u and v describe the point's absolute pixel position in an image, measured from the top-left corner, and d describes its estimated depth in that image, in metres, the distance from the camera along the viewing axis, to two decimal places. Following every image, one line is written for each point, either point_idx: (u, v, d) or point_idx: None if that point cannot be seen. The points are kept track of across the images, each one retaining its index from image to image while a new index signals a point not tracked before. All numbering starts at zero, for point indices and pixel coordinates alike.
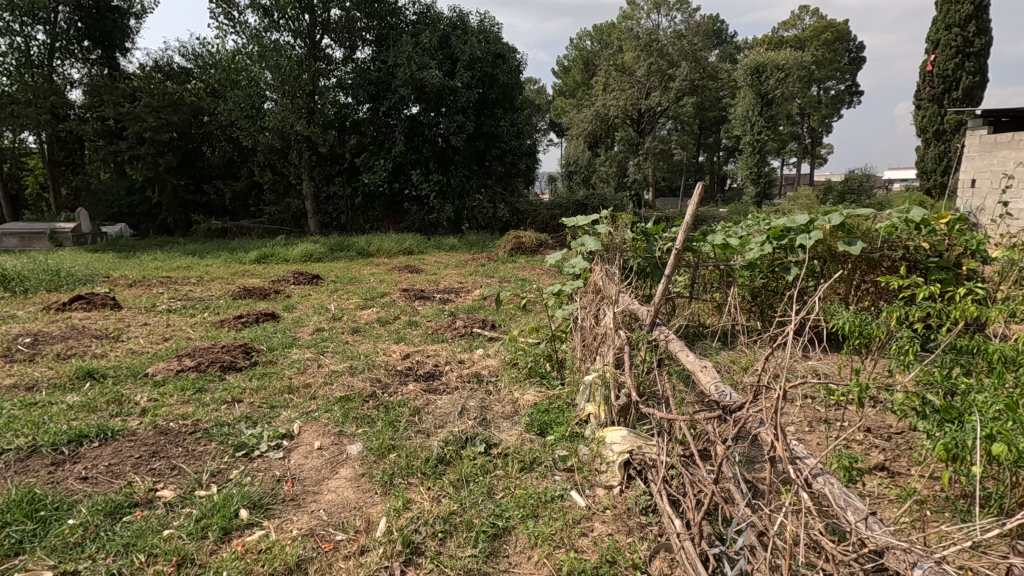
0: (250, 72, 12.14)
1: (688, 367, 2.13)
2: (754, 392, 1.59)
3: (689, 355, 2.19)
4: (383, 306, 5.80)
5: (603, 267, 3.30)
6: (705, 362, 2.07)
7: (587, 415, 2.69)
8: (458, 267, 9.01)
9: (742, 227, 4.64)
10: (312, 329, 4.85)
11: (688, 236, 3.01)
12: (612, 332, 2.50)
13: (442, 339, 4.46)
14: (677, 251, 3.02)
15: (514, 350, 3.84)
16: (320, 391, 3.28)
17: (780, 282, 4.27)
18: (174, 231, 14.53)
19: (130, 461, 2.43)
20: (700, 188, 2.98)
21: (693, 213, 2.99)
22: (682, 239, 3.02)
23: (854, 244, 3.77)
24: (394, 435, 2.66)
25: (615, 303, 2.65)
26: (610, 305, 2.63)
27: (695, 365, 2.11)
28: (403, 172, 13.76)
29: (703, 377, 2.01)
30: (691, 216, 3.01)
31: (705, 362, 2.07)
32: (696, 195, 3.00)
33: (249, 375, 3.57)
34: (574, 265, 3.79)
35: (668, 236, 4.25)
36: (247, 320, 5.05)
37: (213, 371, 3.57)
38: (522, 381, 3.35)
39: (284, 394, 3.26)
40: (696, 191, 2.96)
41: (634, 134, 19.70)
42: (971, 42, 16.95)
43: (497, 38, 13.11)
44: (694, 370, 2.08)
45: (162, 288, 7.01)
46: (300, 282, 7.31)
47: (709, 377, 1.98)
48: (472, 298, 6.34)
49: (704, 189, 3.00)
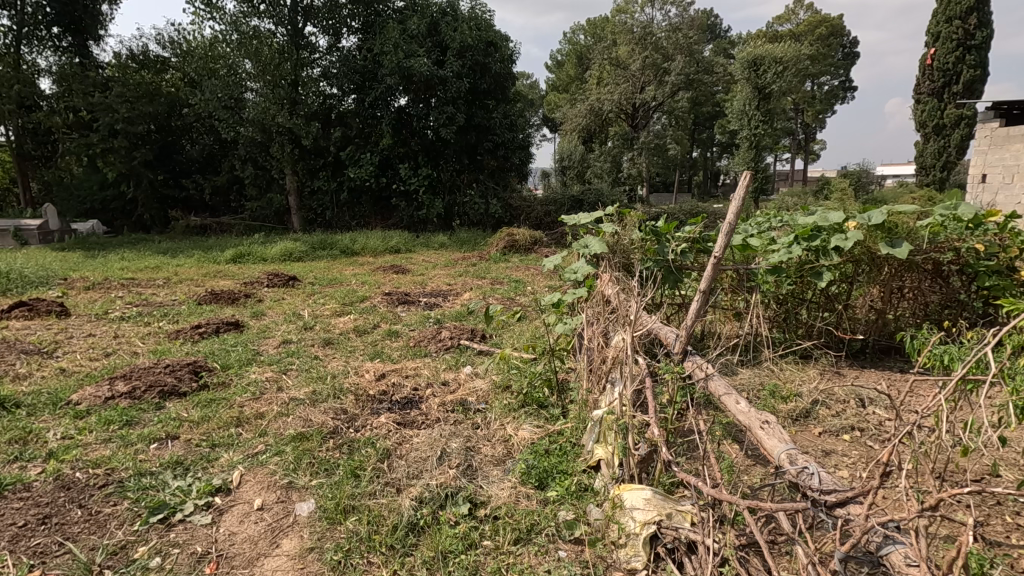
0: (227, 60, 11.43)
1: (741, 420, 1.59)
2: (870, 489, 1.07)
3: (740, 403, 1.65)
4: (362, 313, 5.26)
5: (615, 275, 2.78)
6: (767, 416, 1.53)
7: (597, 461, 2.17)
8: (446, 266, 8.46)
9: (758, 225, 4.15)
10: (278, 341, 4.28)
11: (727, 243, 2.49)
12: (631, 366, 1.98)
13: (424, 354, 3.92)
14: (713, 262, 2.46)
15: (506, 371, 3.29)
16: (272, 425, 2.72)
17: (808, 289, 3.75)
18: (151, 228, 13.88)
19: (9, 533, 1.88)
20: (746, 181, 2.48)
21: (735, 216, 2.49)
22: (720, 243, 2.50)
23: (897, 246, 3.27)
24: (354, 490, 2.12)
25: (638, 321, 2.10)
26: (631, 325, 2.09)
27: (751, 419, 1.57)
28: (391, 166, 13.21)
29: (764, 438, 1.47)
30: (732, 217, 2.51)
31: (767, 417, 1.54)
32: (741, 191, 2.50)
33: (192, 403, 3.00)
34: (575, 270, 3.30)
35: (681, 235, 3.73)
36: (205, 331, 4.46)
37: (150, 399, 3.00)
38: (516, 412, 2.80)
39: (230, 429, 2.71)
40: (743, 181, 2.45)
41: (628, 129, 19.21)
42: (972, 34, 16.49)
43: (489, 25, 12.51)
44: (751, 426, 1.55)
45: (122, 291, 6.40)
46: (274, 284, 6.73)
47: (775, 440, 1.45)
48: (460, 302, 5.82)
49: (754, 181, 2.49)
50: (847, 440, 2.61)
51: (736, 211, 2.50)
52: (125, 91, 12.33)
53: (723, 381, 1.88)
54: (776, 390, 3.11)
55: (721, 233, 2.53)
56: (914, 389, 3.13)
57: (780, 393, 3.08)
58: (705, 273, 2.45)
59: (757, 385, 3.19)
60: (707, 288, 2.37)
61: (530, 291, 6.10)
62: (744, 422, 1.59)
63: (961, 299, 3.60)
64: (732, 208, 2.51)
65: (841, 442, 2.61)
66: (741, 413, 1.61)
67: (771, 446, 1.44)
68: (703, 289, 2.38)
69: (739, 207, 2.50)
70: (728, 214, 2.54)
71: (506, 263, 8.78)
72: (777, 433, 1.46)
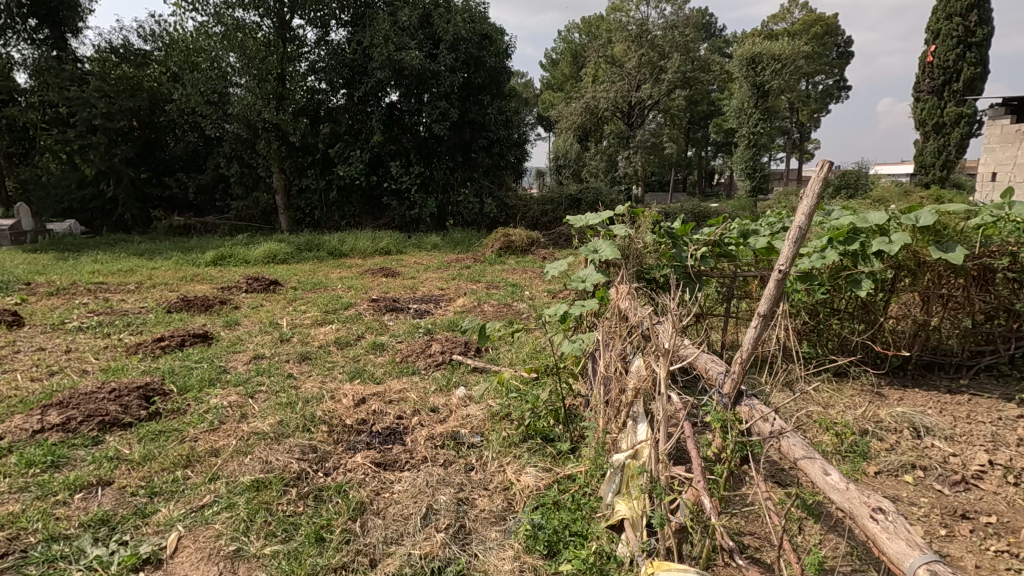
0: (210, 53, 10.92)
1: (838, 503, 1.20)
2: None
3: (829, 474, 1.25)
4: (345, 323, 4.80)
5: (632, 285, 2.37)
6: (879, 503, 1.15)
7: (619, 520, 1.75)
8: (439, 269, 8.02)
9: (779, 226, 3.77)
10: (248, 357, 3.81)
11: (793, 255, 1.95)
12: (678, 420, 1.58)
13: (412, 371, 3.50)
14: (774, 281, 1.97)
15: (505, 394, 2.88)
16: (226, 467, 2.27)
17: (843, 299, 3.32)
18: (133, 229, 13.34)
19: None
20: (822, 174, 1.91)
21: (807, 221, 1.93)
22: (784, 255, 1.97)
23: (949, 251, 2.86)
24: (317, 561, 1.70)
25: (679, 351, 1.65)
26: (672, 358, 1.64)
27: (854, 504, 1.18)
28: (381, 164, 12.74)
29: (882, 537, 1.07)
30: (803, 221, 1.95)
31: (879, 504, 1.15)
32: (816, 187, 1.92)
33: (134, 439, 2.54)
34: (583, 277, 2.87)
35: (699, 239, 3.34)
36: (168, 344, 3.99)
37: (87, 433, 2.56)
38: (518, 446, 2.40)
39: (175, 472, 2.27)
40: (821, 176, 1.88)
41: (624, 127, 18.80)
42: (972, 32, 16.22)
43: (483, 18, 12.07)
44: (856, 515, 1.17)
45: (87, 298, 5.92)
46: (252, 289, 6.28)
47: (902, 544, 1.06)
48: (453, 310, 5.38)
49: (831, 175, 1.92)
50: (908, 481, 2.21)
51: (808, 215, 1.94)
52: (103, 85, 11.80)
53: (798, 439, 1.46)
54: (818, 415, 2.71)
55: (786, 243, 2.00)
56: (974, 420, 2.72)
57: (823, 419, 2.68)
58: (764, 292, 1.96)
59: (797, 410, 2.79)
60: (766, 314, 1.88)
61: (527, 298, 5.68)
62: (842, 506, 1.20)
63: (1012, 309, 3.20)
64: (803, 209, 1.95)
65: (903, 486, 2.20)
66: (837, 495, 1.21)
67: (897, 555, 1.04)
68: (761, 314, 1.89)
69: (813, 210, 1.93)
70: (796, 216, 1.98)
71: (500, 265, 8.34)
72: (903, 533, 1.07)
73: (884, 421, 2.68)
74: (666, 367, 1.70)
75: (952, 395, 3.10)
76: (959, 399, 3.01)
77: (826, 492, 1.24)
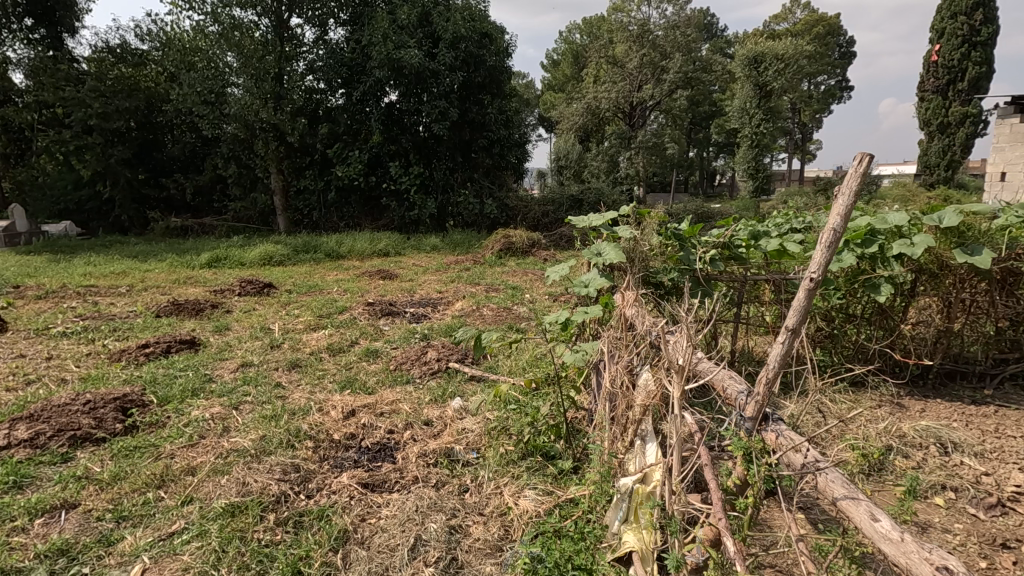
0: (206, 52, 10.77)
1: (892, 556, 1.03)
2: None
3: (879, 521, 1.08)
4: (338, 328, 4.63)
5: (639, 293, 2.20)
6: (944, 558, 0.97)
7: (628, 553, 1.58)
8: (438, 271, 7.85)
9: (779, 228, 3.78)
10: (235, 365, 3.64)
11: (827, 260, 1.75)
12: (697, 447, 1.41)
13: (407, 380, 3.32)
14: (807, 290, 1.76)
15: (503, 405, 2.73)
16: (201, 488, 2.10)
17: (860, 303, 3.15)
18: (129, 230, 13.19)
19: None
20: (861, 167, 1.69)
21: (844, 221, 1.73)
22: (816, 260, 1.76)
23: (975, 254, 2.69)
24: None
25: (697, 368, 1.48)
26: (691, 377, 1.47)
27: (912, 558, 1.01)
28: (381, 165, 12.58)
29: None
30: (838, 222, 1.75)
31: (945, 557, 0.98)
32: (854, 182, 1.71)
33: (107, 455, 2.38)
34: (586, 282, 2.71)
35: (707, 242, 3.19)
36: (153, 351, 3.83)
37: (57, 449, 2.40)
38: (516, 465, 2.24)
39: (146, 493, 2.10)
40: (861, 169, 1.66)
41: (625, 128, 18.62)
42: (977, 30, 16.03)
43: (483, 16, 11.92)
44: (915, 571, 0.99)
45: (76, 302, 5.75)
46: (246, 292, 6.12)
47: None
48: (451, 314, 5.20)
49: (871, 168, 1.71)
50: (940, 505, 2.04)
51: (844, 216, 1.73)
52: (99, 85, 11.67)
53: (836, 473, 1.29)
54: (838, 430, 2.52)
55: (818, 247, 1.80)
56: (1004, 434, 2.55)
57: (844, 434, 2.49)
58: (794, 303, 1.75)
59: (818, 424, 2.60)
60: (794, 327, 1.69)
61: (527, 303, 5.50)
62: (895, 560, 1.03)
63: None
64: (839, 209, 1.74)
65: (935, 511, 2.03)
66: (890, 546, 1.04)
67: None
68: (789, 328, 1.70)
69: (849, 210, 1.73)
70: (830, 216, 1.78)
71: (501, 267, 8.18)
72: None
73: (909, 436, 2.50)
74: (682, 386, 1.52)
75: (977, 406, 2.93)
76: (986, 411, 2.83)
77: (876, 542, 1.07)
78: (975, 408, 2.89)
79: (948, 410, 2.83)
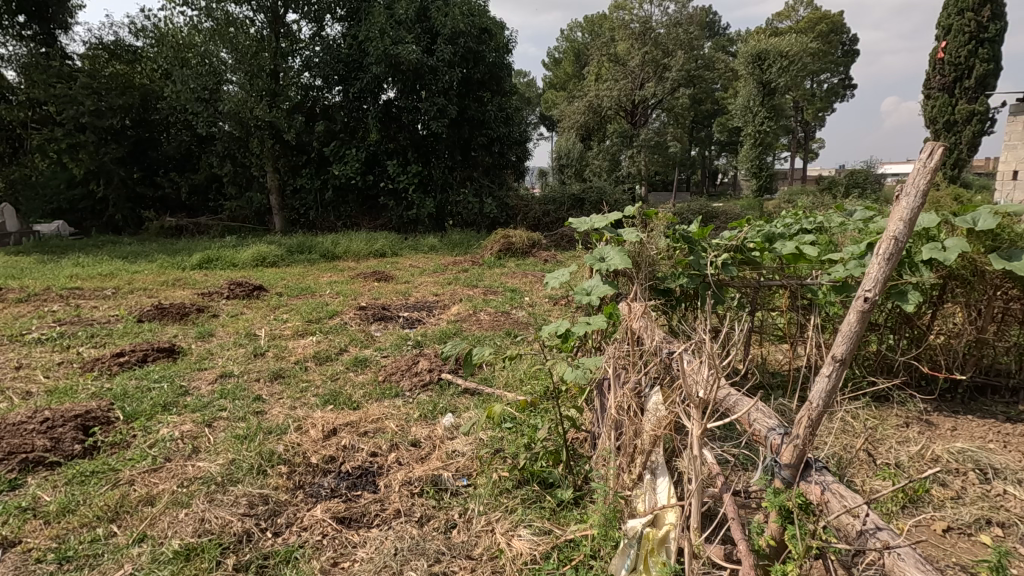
0: (200, 48, 10.56)
1: None
2: None
3: None
4: (327, 334, 4.40)
5: (647, 305, 1.98)
6: None
7: None
8: (435, 272, 7.63)
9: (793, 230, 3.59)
10: (214, 376, 3.41)
11: (885, 275, 1.46)
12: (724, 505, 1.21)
13: (396, 394, 3.09)
14: (861, 311, 1.46)
15: (498, 425, 2.50)
16: (158, 524, 1.87)
17: (882, 311, 2.92)
18: (123, 230, 12.97)
19: None
20: (930, 163, 1.43)
21: (908, 227, 1.44)
22: (873, 274, 1.47)
23: (1015, 258, 2.44)
24: None
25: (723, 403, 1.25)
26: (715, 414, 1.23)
27: None
28: (378, 163, 12.35)
29: None
30: (901, 227, 1.46)
31: None
32: (922, 182, 1.44)
33: (60, 481, 2.15)
34: (588, 290, 2.48)
35: (716, 245, 2.96)
36: (127, 360, 3.61)
37: (7, 474, 2.18)
38: (512, 497, 2.01)
39: (96, 529, 1.88)
40: (932, 164, 1.40)
41: (627, 126, 18.36)
42: (985, 27, 15.71)
43: (482, 11, 11.69)
44: None
45: (57, 305, 5.53)
46: (235, 295, 5.90)
47: None
48: (446, 319, 4.97)
49: (942, 165, 1.44)
50: (986, 543, 1.81)
51: (909, 220, 1.45)
52: (92, 82, 11.46)
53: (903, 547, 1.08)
54: (865, 454, 2.30)
55: (876, 257, 1.50)
56: None
57: (873, 460, 2.25)
58: (845, 326, 1.46)
59: (841, 446, 2.37)
60: (843, 356, 1.42)
61: (526, 308, 5.27)
62: None
63: None
64: (902, 212, 1.47)
65: (980, 551, 1.79)
66: None
67: None
68: (836, 357, 1.42)
69: (915, 214, 1.45)
70: (891, 220, 1.49)
71: (500, 268, 7.95)
72: None
73: (944, 462, 2.28)
74: (703, 423, 1.28)
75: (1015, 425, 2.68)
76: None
77: None
78: (1013, 427, 2.65)
79: (983, 430, 2.60)
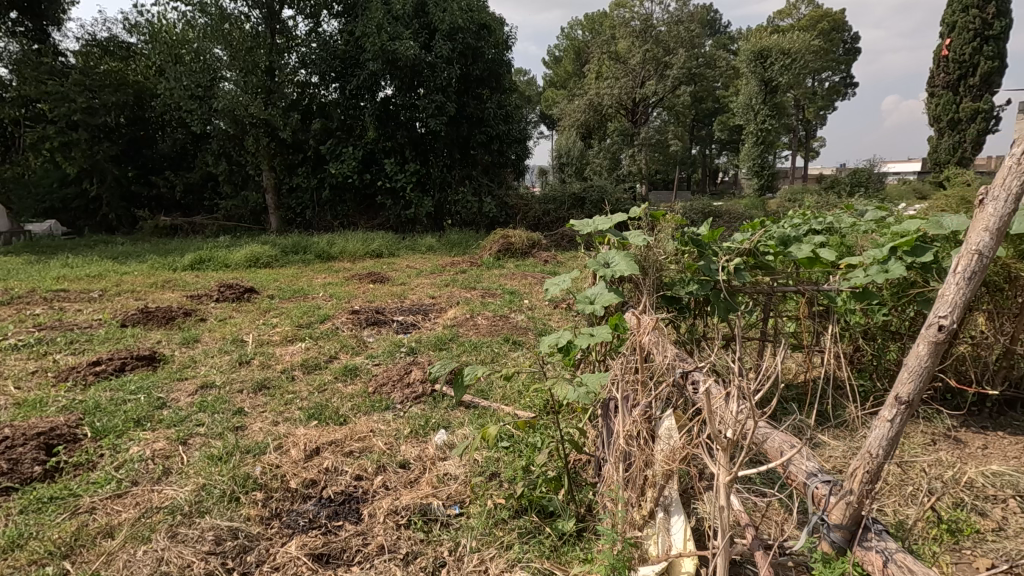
0: (193, 44, 10.37)
1: None
2: None
3: None
4: (316, 340, 4.21)
5: (658, 317, 1.80)
6: None
7: None
8: (433, 274, 7.43)
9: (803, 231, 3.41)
10: (194, 387, 3.21)
11: (966, 297, 1.27)
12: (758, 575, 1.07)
13: (386, 407, 2.90)
14: (935, 343, 1.30)
15: (495, 445, 2.31)
16: (113, 562, 1.69)
17: (905, 319, 2.73)
18: (117, 229, 12.79)
19: None
20: (1022, 158, 1.22)
21: (995, 243, 1.25)
22: (948, 297, 1.29)
23: None
24: None
25: (753, 449, 1.08)
26: (743, 461, 1.06)
27: None
28: (376, 162, 12.15)
29: None
30: (986, 241, 1.27)
31: None
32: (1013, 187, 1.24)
33: (13, 510, 1.96)
34: (591, 298, 2.29)
35: (725, 248, 2.77)
36: (104, 370, 3.42)
37: None
38: (508, 530, 1.82)
39: (43, 567, 1.68)
40: None
41: (628, 125, 18.12)
42: (990, 24, 15.41)
43: (480, 6, 11.48)
44: None
45: (39, 309, 5.33)
46: (225, 298, 5.71)
47: None
48: (442, 324, 4.78)
49: None
50: None
51: (995, 234, 1.26)
52: (84, 79, 11.26)
53: None
54: (893, 478, 2.11)
55: (952, 277, 1.31)
56: None
57: (902, 485, 2.06)
58: (914, 360, 1.31)
59: None
60: (910, 399, 1.31)
61: (525, 312, 5.08)
62: None
63: None
64: (990, 221, 1.26)
65: None
66: None
67: None
68: (901, 401, 1.32)
69: (1005, 225, 1.25)
70: (974, 230, 1.30)
71: (499, 269, 7.76)
72: None
73: (981, 488, 2.08)
74: (731, 470, 1.11)
75: None
76: None
77: None
78: None
79: (1015, 449, 2.41)
